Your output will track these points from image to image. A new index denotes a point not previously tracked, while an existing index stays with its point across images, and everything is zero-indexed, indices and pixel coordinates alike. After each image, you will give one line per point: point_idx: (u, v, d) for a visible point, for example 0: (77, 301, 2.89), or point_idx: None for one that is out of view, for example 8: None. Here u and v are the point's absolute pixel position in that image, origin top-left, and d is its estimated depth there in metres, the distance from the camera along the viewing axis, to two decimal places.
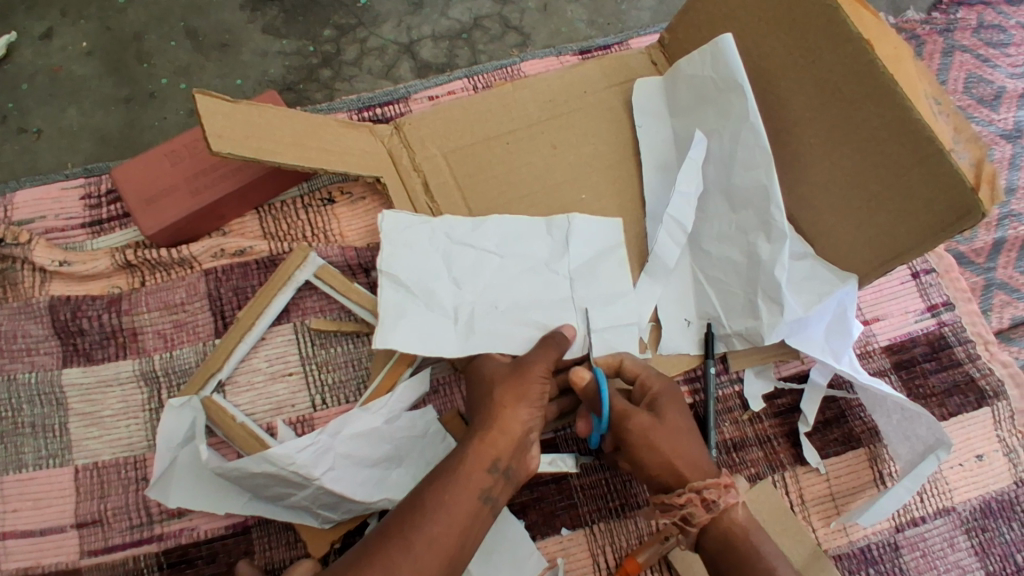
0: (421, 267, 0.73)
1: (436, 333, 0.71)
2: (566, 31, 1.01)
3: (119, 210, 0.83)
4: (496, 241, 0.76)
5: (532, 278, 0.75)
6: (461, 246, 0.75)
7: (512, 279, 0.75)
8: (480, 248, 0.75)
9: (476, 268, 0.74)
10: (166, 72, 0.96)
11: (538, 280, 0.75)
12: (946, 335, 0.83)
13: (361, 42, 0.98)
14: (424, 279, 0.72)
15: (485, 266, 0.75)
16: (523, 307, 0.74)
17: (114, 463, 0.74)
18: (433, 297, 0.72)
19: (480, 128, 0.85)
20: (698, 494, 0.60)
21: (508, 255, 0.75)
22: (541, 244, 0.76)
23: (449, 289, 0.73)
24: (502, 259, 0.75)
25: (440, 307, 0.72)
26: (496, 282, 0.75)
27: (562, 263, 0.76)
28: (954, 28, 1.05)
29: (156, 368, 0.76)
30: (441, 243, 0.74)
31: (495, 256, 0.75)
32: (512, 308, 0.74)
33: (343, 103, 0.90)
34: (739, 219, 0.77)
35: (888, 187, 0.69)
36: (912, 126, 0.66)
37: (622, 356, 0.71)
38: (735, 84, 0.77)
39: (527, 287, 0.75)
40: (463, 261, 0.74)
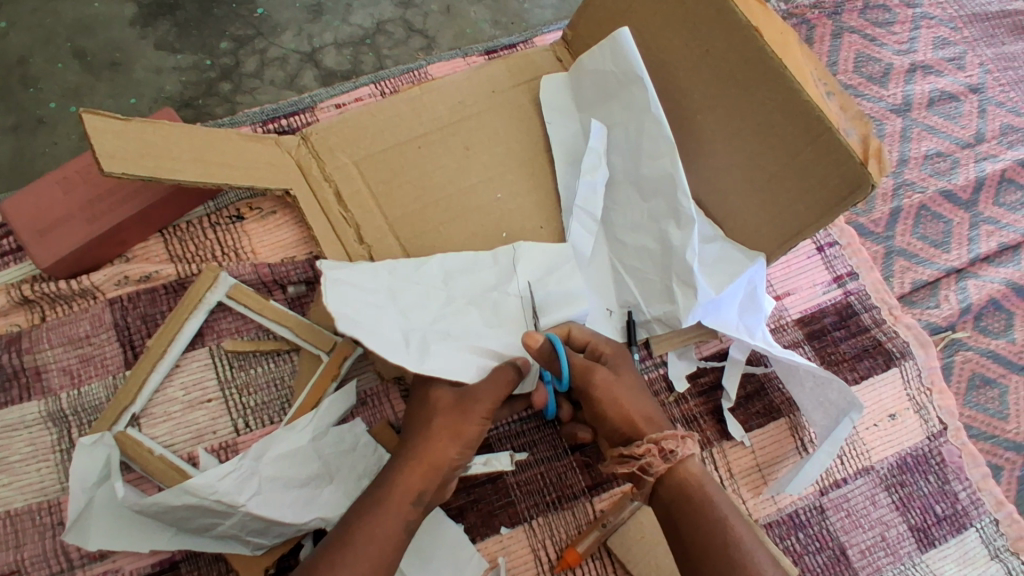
0: (366, 293, 0.65)
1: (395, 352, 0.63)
2: (470, 33, 1.01)
3: (12, 243, 0.79)
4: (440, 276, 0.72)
5: (481, 308, 0.72)
6: (406, 281, 0.70)
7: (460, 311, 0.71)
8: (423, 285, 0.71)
9: (422, 300, 0.70)
10: (56, 96, 0.91)
11: (486, 311, 0.72)
12: (853, 303, 0.87)
13: (261, 53, 0.95)
14: (371, 305, 0.65)
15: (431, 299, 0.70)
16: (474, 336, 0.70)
17: (27, 510, 0.70)
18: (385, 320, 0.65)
19: (390, 135, 0.84)
20: (656, 445, 0.61)
21: (454, 290, 0.72)
22: (487, 274, 0.74)
23: (396, 318, 0.66)
24: (448, 294, 0.72)
25: (391, 329, 0.64)
26: (444, 318, 0.70)
27: (512, 286, 0.74)
28: (841, 11, 1.10)
29: (65, 406, 0.73)
30: (385, 277, 0.69)
31: (440, 292, 0.71)
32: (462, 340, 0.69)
33: (246, 117, 0.87)
34: (650, 207, 0.79)
35: (785, 167, 0.72)
36: (802, 107, 0.69)
37: (571, 326, 0.72)
38: (636, 76, 0.78)
39: (473, 322, 0.71)
40: (412, 294, 0.69)
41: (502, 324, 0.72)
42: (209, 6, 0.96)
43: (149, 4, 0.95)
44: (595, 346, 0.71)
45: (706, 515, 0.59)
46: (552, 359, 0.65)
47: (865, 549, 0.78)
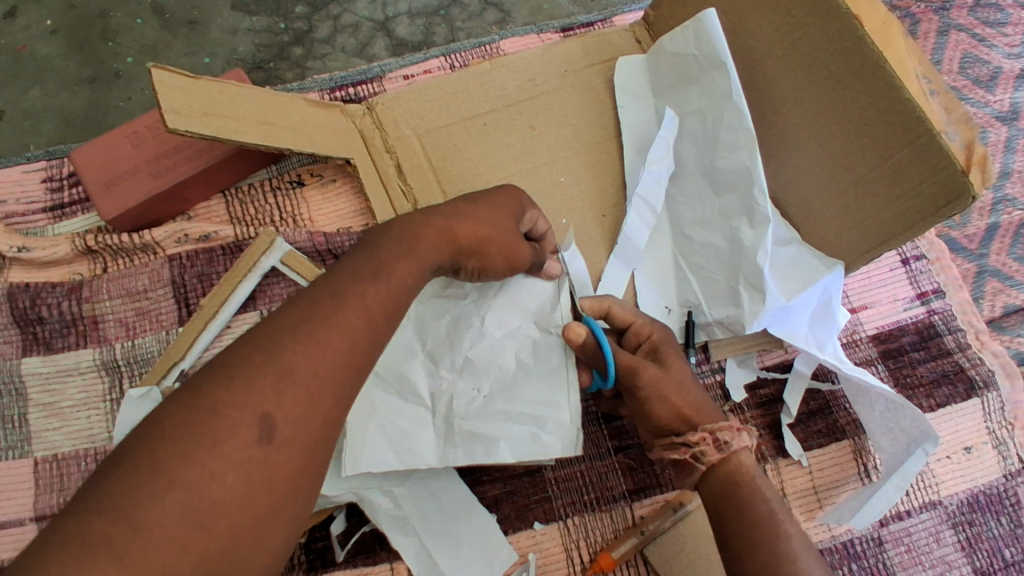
0: (395, 350, 0.65)
1: (412, 430, 0.64)
2: (548, 8, 0.96)
3: (81, 193, 0.80)
4: (474, 307, 0.65)
5: (520, 342, 0.65)
6: (438, 313, 0.66)
7: (495, 350, 0.65)
8: (459, 317, 0.66)
9: (455, 343, 0.66)
10: (132, 51, 0.90)
11: (529, 345, 0.65)
12: (936, 323, 0.80)
13: (334, 20, 0.92)
14: (399, 365, 0.65)
15: (463, 335, 0.66)
16: (509, 388, 0.65)
17: (74, 455, 0.71)
18: (409, 383, 0.65)
19: (456, 109, 0.82)
20: (711, 435, 0.59)
21: (490, 328, 0.65)
22: (529, 301, 0.65)
23: (425, 372, 0.65)
24: (483, 329, 0.66)
25: (415, 398, 0.65)
26: (481, 363, 0.66)
27: (553, 322, 0.64)
28: (950, 6, 1.01)
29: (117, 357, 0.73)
30: (412, 317, 0.65)
31: (476, 326, 0.66)
32: (496, 392, 0.65)
33: (314, 83, 0.86)
34: (722, 203, 0.75)
35: (875, 170, 0.67)
36: (903, 104, 0.63)
37: (611, 302, 0.66)
38: (719, 61, 0.74)
39: (513, 363, 0.65)
40: (446, 339, 0.66)
41: (542, 364, 0.65)
42: None
43: None
44: (637, 330, 0.65)
45: (754, 514, 0.56)
46: (597, 354, 0.61)
47: None
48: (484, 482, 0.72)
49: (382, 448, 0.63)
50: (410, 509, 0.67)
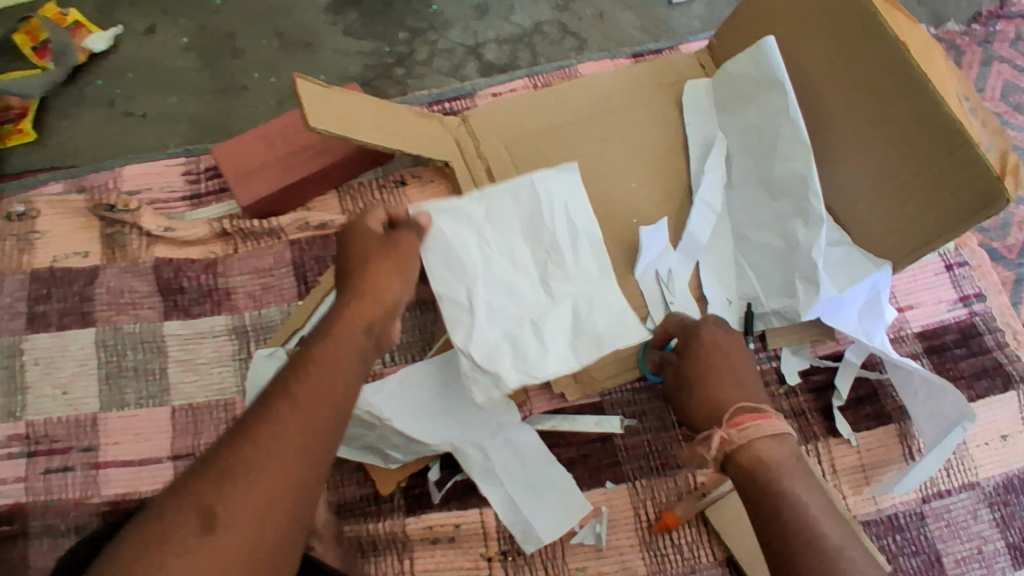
0: (496, 345, 0.69)
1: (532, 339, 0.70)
2: (619, 37, 1.08)
3: (216, 186, 0.93)
4: (489, 278, 0.70)
5: (497, 211, 0.71)
6: (488, 308, 0.69)
7: (511, 257, 0.72)
8: (489, 283, 0.70)
9: (511, 291, 0.71)
10: (257, 67, 1.04)
11: (522, 214, 0.72)
12: (977, 323, 0.87)
13: (432, 44, 1.05)
14: (499, 336, 0.69)
15: (502, 283, 0.71)
16: (522, 215, 0.72)
17: (207, 405, 0.83)
18: (531, 322, 0.71)
19: (539, 121, 0.93)
20: (733, 425, 0.60)
21: (499, 258, 0.71)
22: (478, 239, 0.70)
23: (511, 318, 0.70)
24: (499, 264, 0.71)
25: (536, 320, 0.71)
26: (522, 272, 0.72)
27: (485, 197, 0.70)
28: (993, 39, 1.10)
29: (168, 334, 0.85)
30: (479, 322, 0.69)
31: (498, 273, 0.71)
32: (529, 257, 0.73)
33: (415, 98, 0.98)
34: (778, 207, 0.84)
35: (916, 177, 0.76)
36: (943, 120, 0.71)
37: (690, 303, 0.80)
38: (777, 82, 0.83)
39: (498, 205, 0.71)
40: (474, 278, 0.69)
41: (536, 224, 0.72)
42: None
43: None
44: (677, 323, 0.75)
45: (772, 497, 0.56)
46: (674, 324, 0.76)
47: (960, 560, 0.78)
48: (560, 445, 0.81)
49: (601, 318, 0.71)
50: (496, 461, 0.77)
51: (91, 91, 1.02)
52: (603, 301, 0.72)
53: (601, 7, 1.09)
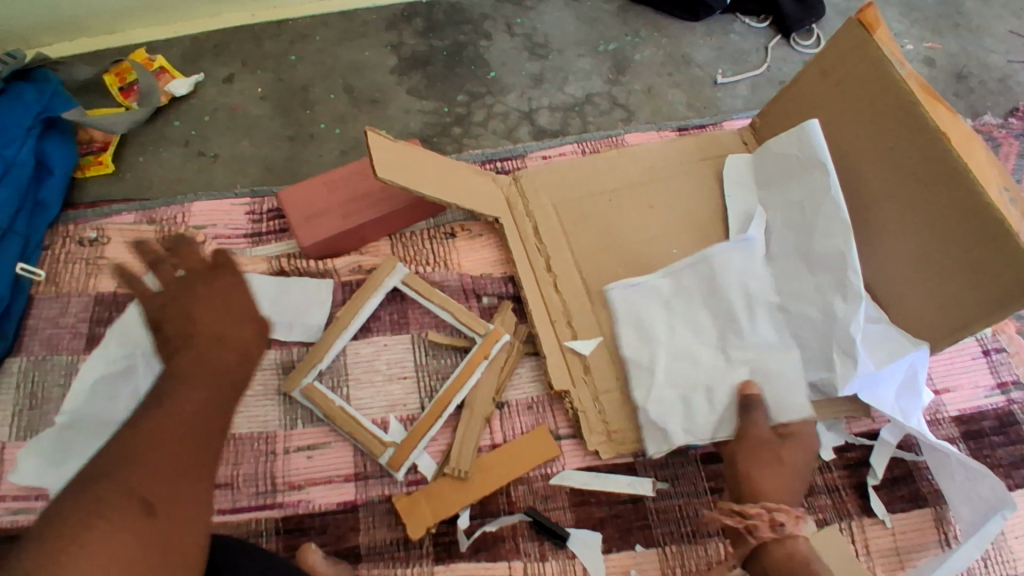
0: (667, 406, 0.82)
1: (703, 401, 0.82)
2: (666, 111, 1.13)
3: (277, 226, 0.98)
4: (672, 347, 0.85)
5: (684, 290, 0.88)
6: (668, 373, 0.84)
7: (701, 324, 0.86)
8: (671, 349, 0.85)
9: (694, 356, 0.85)
10: (325, 118, 1.10)
11: (705, 288, 0.87)
12: (1015, 412, 0.88)
13: (489, 108, 1.11)
14: (678, 395, 0.83)
15: (693, 351, 0.85)
16: (716, 289, 0.87)
17: (249, 437, 0.83)
18: (712, 381, 0.83)
19: (588, 185, 0.97)
20: (768, 515, 0.69)
21: (684, 333, 0.86)
22: (661, 308, 0.87)
23: (699, 376, 0.84)
24: (689, 335, 0.86)
25: (718, 376, 0.84)
26: (710, 336, 0.86)
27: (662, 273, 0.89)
28: None
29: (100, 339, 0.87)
30: (663, 388, 0.83)
31: (687, 340, 0.85)
32: (715, 324, 0.86)
33: (469, 156, 1.03)
34: (817, 279, 0.85)
35: (956, 262, 0.77)
36: (983, 208, 0.74)
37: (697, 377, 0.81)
38: (819, 162, 0.87)
39: (688, 279, 0.88)
40: (656, 345, 0.85)
41: (724, 296, 0.86)
42: (453, 65, 1.14)
43: (407, 58, 1.14)
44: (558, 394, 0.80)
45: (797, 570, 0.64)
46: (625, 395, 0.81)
47: None
48: (591, 503, 0.81)
49: (784, 393, 0.82)
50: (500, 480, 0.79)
51: (170, 130, 1.09)
52: (784, 369, 0.83)
53: (651, 82, 1.14)
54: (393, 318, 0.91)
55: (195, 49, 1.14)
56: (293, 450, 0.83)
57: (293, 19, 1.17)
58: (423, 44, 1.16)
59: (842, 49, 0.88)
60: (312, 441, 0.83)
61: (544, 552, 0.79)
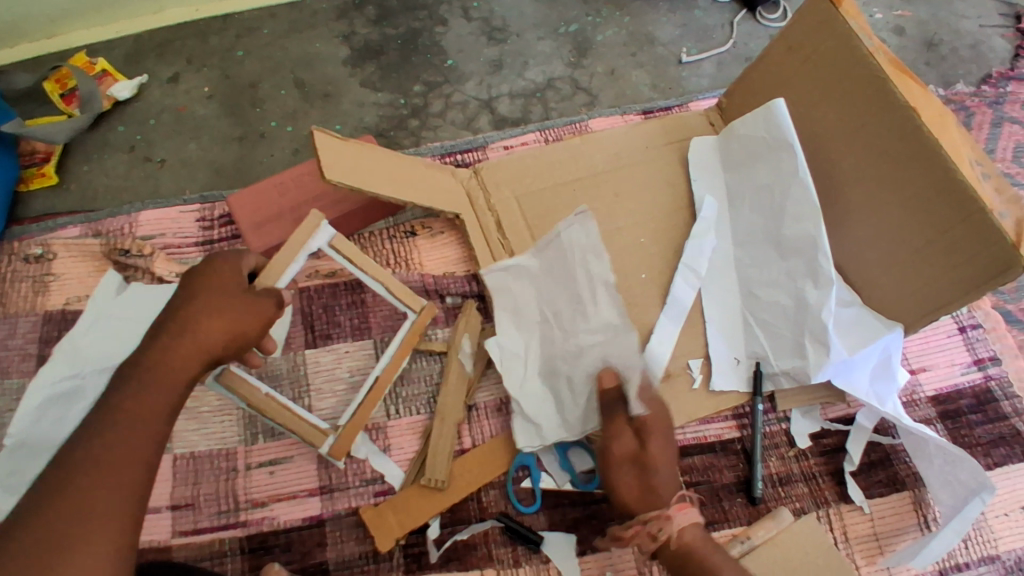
0: (541, 399, 0.80)
1: (567, 395, 0.78)
2: (631, 93, 1.09)
3: (228, 232, 0.94)
4: (557, 332, 0.80)
5: (552, 272, 0.81)
6: (548, 369, 0.81)
7: (560, 310, 0.80)
8: (552, 334, 0.81)
9: (563, 351, 0.79)
10: (276, 116, 1.06)
11: (562, 274, 0.80)
12: (993, 388, 0.86)
13: (446, 98, 1.07)
14: (529, 385, 0.81)
15: (557, 338, 0.80)
16: (561, 265, 0.81)
17: (208, 454, 0.81)
18: (557, 376, 0.80)
19: (551, 175, 0.94)
20: None
21: (550, 322, 0.81)
22: (530, 286, 0.83)
23: (545, 366, 0.81)
24: (542, 320, 0.82)
25: (553, 376, 0.80)
26: (562, 318, 0.80)
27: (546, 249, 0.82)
28: (1003, 101, 1.11)
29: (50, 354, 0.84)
30: (534, 381, 0.81)
31: (543, 326, 0.81)
32: (556, 304, 0.81)
33: (428, 150, 1.00)
34: (788, 266, 0.83)
35: (930, 242, 0.75)
36: (956, 186, 0.71)
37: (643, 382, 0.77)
38: (786, 143, 0.83)
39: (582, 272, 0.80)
40: (533, 332, 0.82)
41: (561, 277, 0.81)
42: (408, 54, 1.10)
43: (360, 49, 1.10)
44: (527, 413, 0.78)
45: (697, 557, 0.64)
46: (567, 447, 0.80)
47: None
48: (565, 504, 0.79)
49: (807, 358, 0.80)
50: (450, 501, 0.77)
51: (114, 136, 1.04)
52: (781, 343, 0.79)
53: (614, 64, 1.11)
54: (354, 322, 0.87)
55: (137, 49, 1.10)
56: (253, 466, 0.80)
57: (239, 13, 1.12)
58: (376, 33, 1.11)
59: (809, 24, 0.85)
60: (274, 457, 0.81)
61: (517, 558, 0.77)
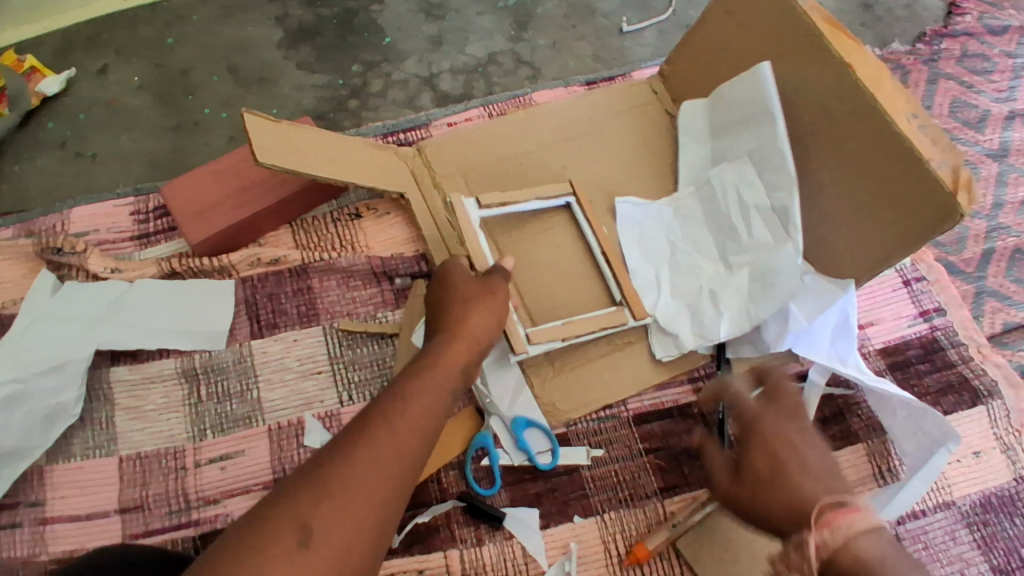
0: (672, 311, 0.84)
1: (711, 307, 0.83)
2: (575, 65, 1.08)
3: (166, 225, 0.91)
4: (690, 248, 0.87)
5: (709, 210, 0.87)
6: (689, 290, 0.85)
7: (695, 230, 0.88)
8: (692, 256, 0.87)
9: (694, 270, 0.86)
10: (211, 103, 1.02)
11: (705, 206, 0.88)
12: (939, 338, 0.89)
13: (387, 77, 1.05)
14: (669, 305, 0.85)
15: (683, 260, 0.87)
16: (709, 204, 0.87)
17: (155, 453, 0.78)
18: (694, 293, 0.85)
19: (497, 150, 0.93)
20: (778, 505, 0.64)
21: (702, 248, 0.87)
22: (678, 226, 0.89)
23: (714, 282, 0.84)
24: (695, 250, 0.87)
25: (692, 293, 0.85)
26: (697, 244, 0.87)
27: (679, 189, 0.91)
28: (938, 58, 1.12)
29: None
30: (663, 294, 0.85)
31: (695, 254, 0.87)
32: (715, 235, 0.86)
33: (369, 130, 0.97)
34: (756, 238, 0.82)
35: (872, 197, 0.76)
36: (894, 139, 0.72)
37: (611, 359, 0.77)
38: (766, 109, 0.83)
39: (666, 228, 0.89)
40: (660, 259, 0.88)
41: (715, 218, 0.86)
42: (345, 34, 1.07)
43: (295, 30, 1.07)
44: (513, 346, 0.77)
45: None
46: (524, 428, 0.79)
47: None
48: (526, 479, 0.79)
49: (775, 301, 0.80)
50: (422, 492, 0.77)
51: (42, 133, 1.00)
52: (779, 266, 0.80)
53: (556, 36, 1.09)
54: (301, 310, 0.85)
55: (62, 41, 1.05)
56: (204, 463, 0.78)
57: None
58: (310, 13, 1.08)
59: None
60: (225, 452, 0.78)
61: (481, 536, 0.76)
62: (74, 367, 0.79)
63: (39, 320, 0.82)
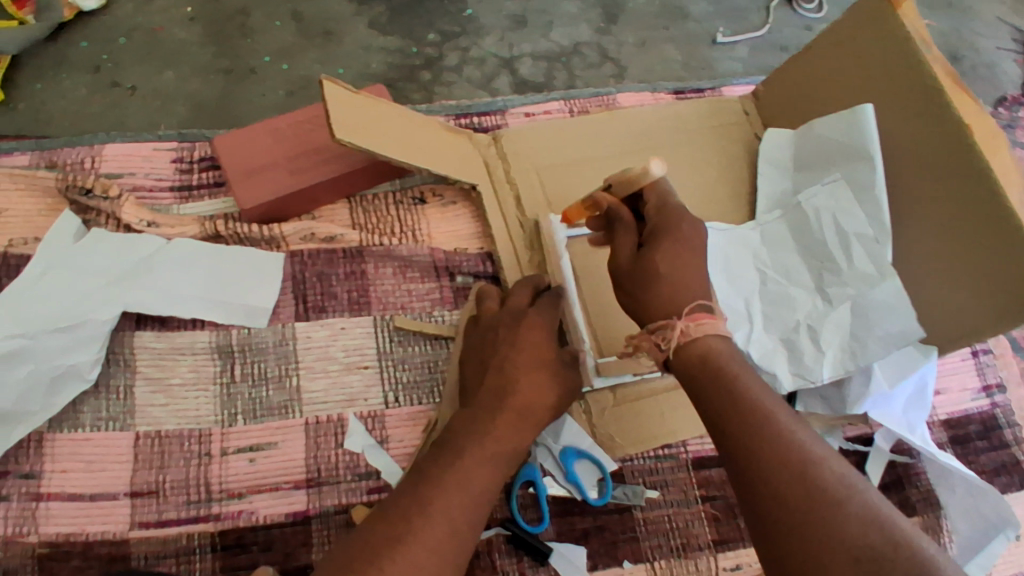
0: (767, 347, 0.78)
1: (808, 343, 0.77)
2: (661, 69, 1.01)
3: (209, 180, 0.82)
4: (783, 279, 0.81)
5: (804, 237, 0.81)
6: (785, 325, 0.79)
7: (785, 258, 0.82)
8: (785, 286, 0.80)
9: (788, 303, 0.79)
10: (268, 50, 0.93)
11: (797, 233, 0.82)
12: (998, 416, 0.86)
13: (463, 51, 0.97)
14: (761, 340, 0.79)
15: (775, 291, 0.80)
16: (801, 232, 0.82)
17: (177, 434, 0.71)
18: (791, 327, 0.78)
19: (576, 149, 0.86)
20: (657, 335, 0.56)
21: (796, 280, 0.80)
22: (770, 253, 0.83)
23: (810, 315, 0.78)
24: (788, 280, 0.80)
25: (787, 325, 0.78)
26: (791, 274, 0.81)
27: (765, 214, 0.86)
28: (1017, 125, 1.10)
29: None
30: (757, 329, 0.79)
31: (787, 284, 0.80)
32: (809, 264, 0.80)
33: (442, 108, 0.90)
34: (856, 272, 0.77)
35: (967, 271, 0.70)
36: (1000, 213, 0.66)
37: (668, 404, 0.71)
38: (866, 154, 0.78)
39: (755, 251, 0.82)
40: (749, 290, 0.81)
41: (808, 248, 0.81)
42: None
43: None
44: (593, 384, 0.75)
45: (765, 429, 0.48)
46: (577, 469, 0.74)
47: None
48: (574, 514, 0.73)
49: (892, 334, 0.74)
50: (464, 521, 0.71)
51: (74, 53, 0.89)
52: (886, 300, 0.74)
53: (644, 36, 1.02)
54: (352, 296, 0.78)
55: None
56: (231, 452, 0.71)
57: None
58: None
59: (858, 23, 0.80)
60: (255, 442, 0.71)
61: (523, 571, 0.71)
62: (95, 327, 0.71)
63: (57, 267, 0.73)
